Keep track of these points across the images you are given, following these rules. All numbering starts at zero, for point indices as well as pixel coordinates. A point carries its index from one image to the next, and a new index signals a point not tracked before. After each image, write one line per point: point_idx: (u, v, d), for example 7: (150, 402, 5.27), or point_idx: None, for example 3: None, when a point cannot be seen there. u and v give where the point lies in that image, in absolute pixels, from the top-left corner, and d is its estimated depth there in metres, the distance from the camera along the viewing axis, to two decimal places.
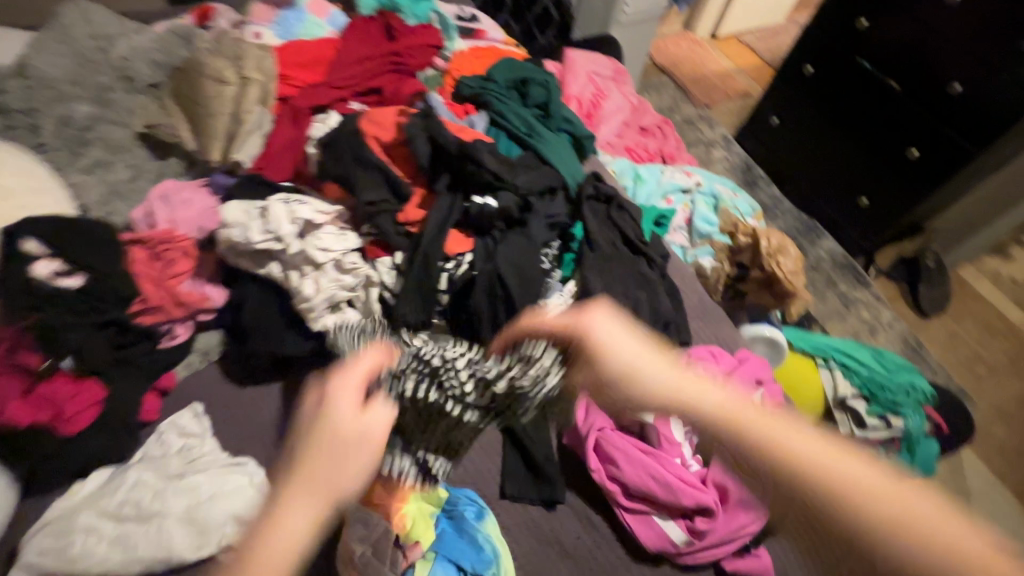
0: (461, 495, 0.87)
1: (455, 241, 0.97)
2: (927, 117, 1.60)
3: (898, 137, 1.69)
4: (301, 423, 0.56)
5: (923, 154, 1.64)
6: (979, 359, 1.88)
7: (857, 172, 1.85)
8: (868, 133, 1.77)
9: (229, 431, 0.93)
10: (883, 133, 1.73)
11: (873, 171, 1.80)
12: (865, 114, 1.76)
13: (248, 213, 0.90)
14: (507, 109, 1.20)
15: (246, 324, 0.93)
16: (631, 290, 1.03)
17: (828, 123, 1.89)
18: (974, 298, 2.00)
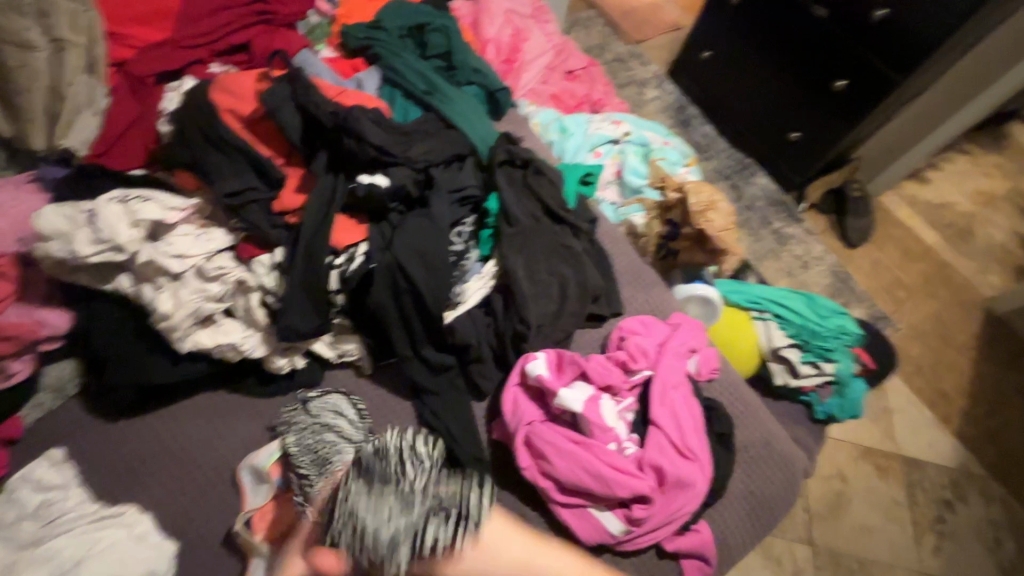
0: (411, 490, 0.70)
1: (344, 230, 0.83)
2: (852, 43, 1.54)
3: (828, 66, 1.62)
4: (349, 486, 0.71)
5: (851, 86, 1.59)
6: (899, 284, 1.93)
7: (787, 104, 1.79)
8: (799, 66, 1.70)
9: (104, 474, 0.79)
10: (812, 66, 1.66)
11: (801, 102, 1.74)
12: (794, 45, 1.68)
13: (70, 220, 0.72)
14: (402, 63, 1.03)
15: (100, 352, 0.78)
16: (555, 267, 0.94)
17: (758, 56, 1.80)
18: (895, 224, 2.04)
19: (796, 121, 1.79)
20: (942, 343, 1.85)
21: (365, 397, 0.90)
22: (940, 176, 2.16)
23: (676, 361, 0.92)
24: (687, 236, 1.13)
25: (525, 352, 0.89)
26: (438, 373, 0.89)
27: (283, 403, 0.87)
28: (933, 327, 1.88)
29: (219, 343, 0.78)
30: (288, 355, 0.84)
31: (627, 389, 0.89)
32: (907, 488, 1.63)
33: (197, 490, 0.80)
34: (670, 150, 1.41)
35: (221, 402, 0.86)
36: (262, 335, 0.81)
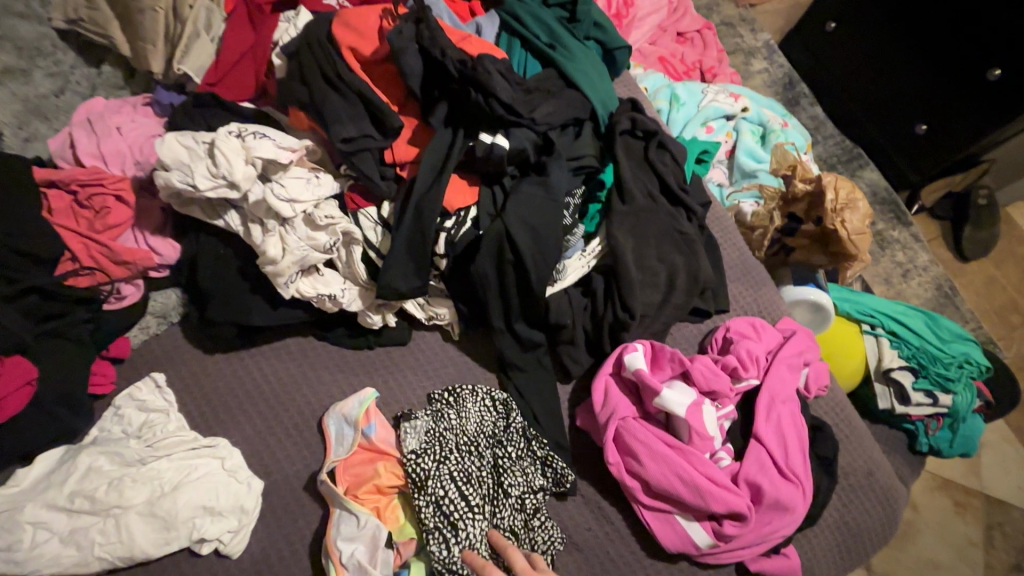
0: (465, 420, 0.80)
1: (456, 192, 0.79)
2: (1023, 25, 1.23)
3: (979, 48, 1.32)
4: (428, 462, 0.74)
5: (1007, 75, 1.28)
6: (1012, 307, 1.67)
7: (914, 91, 1.47)
8: (940, 44, 1.38)
9: (199, 403, 0.81)
10: (959, 46, 1.35)
11: (934, 93, 1.43)
12: (942, 14, 1.36)
13: (189, 150, 0.70)
14: (524, 9, 0.94)
15: (203, 286, 0.78)
16: (666, 252, 0.86)
17: (893, 25, 1.47)
18: (1020, 241, 1.76)
19: (927, 109, 1.46)
20: None
21: (450, 362, 0.88)
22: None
23: (787, 374, 0.84)
24: (811, 232, 1.02)
25: (624, 342, 0.83)
26: (527, 350, 0.85)
27: (370, 357, 0.87)
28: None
29: (320, 292, 0.76)
30: (380, 312, 0.82)
31: (731, 396, 0.82)
32: (989, 535, 1.43)
33: (283, 433, 0.81)
34: (792, 134, 1.26)
35: (310, 348, 0.86)
36: (360, 290, 0.80)
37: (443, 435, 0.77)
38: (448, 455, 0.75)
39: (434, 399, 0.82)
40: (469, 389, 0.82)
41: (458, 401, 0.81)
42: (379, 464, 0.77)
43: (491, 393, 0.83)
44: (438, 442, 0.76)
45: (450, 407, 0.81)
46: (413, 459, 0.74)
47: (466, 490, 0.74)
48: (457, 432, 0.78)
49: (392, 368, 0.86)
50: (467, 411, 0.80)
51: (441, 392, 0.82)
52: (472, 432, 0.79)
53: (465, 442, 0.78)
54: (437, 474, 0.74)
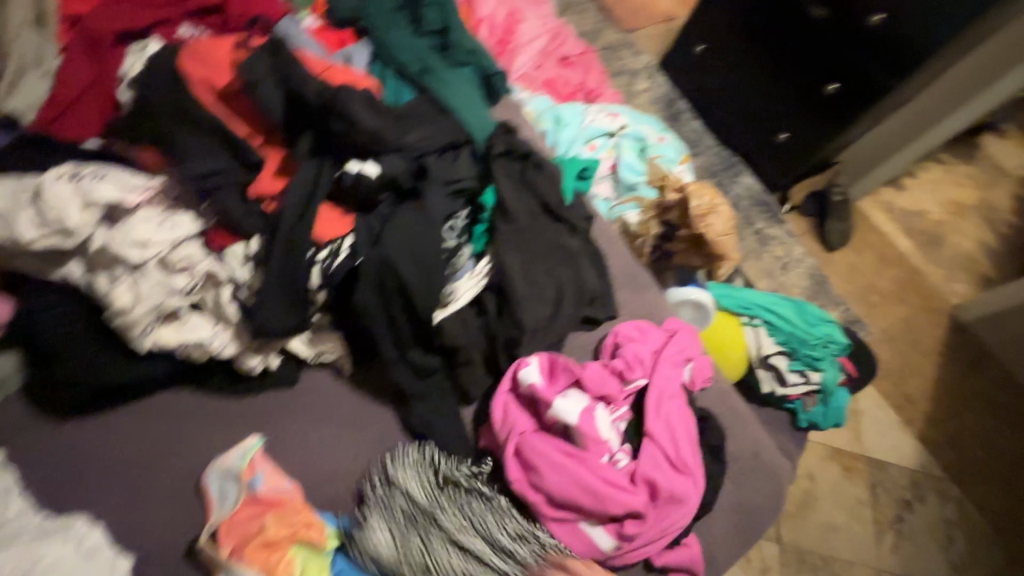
0: (409, 485, 0.77)
1: (328, 223, 0.75)
2: (846, 46, 1.37)
3: (806, 71, 1.48)
4: (406, 538, 0.74)
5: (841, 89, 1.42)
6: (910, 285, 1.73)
7: (769, 104, 1.61)
8: (779, 69, 1.55)
9: (47, 479, 0.71)
10: (801, 67, 1.49)
11: (786, 107, 1.57)
12: (784, 41, 1.50)
13: (15, 198, 0.65)
14: (394, 39, 0.95)
15: (47, 348, 0.70)
16: (551, 267, 0.89)
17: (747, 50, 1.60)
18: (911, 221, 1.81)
19: (783, 121, 1.60)
20: (963, 360, 1.63)
21: (346, 399, 0.85)
22: (955, 163, 1.90)
23: (672, 371, 0.89)
24: (686, 237, 1.10)
25: (517, 357, 0.85)
26: (426, 377, 0.84)
27: (254, 406, 0.81)
28: (930, 323, 1.67)
29: (185, 341, 0.70)
30: (262, 353, 0.79)
31: (622, 398, 0.86)
32: (881, 495, 1.46)
33: (155, 501, 0.73)
34: (667, 147, 1.32)
35: (185, 404, 0.79)
36: (233, 333, 0.74)
37: (398, 514, 0.75)
38: (423, 530, 0.75)
39: (366, 488, 0.78)
40: (394, 456, 0.80)
41: (390, 480, 0.78)
42: (267, 517, 0.71)
43: (415, 451, 0.80)
44: (403, 521, 0.75)
45: (389, 488, 0.77)
46: (398, 555, 0.72)
47: (461, 545, 0.75)
48: (408, 505, 0.76)
49: (281, 416, 0.81)
50: (406, 485, 0.77)
51: (373, 473, 0.79)
52: (421, 500, 0.76)
53: (427, 509, 0.76)
54: (427, 553, 0.73)
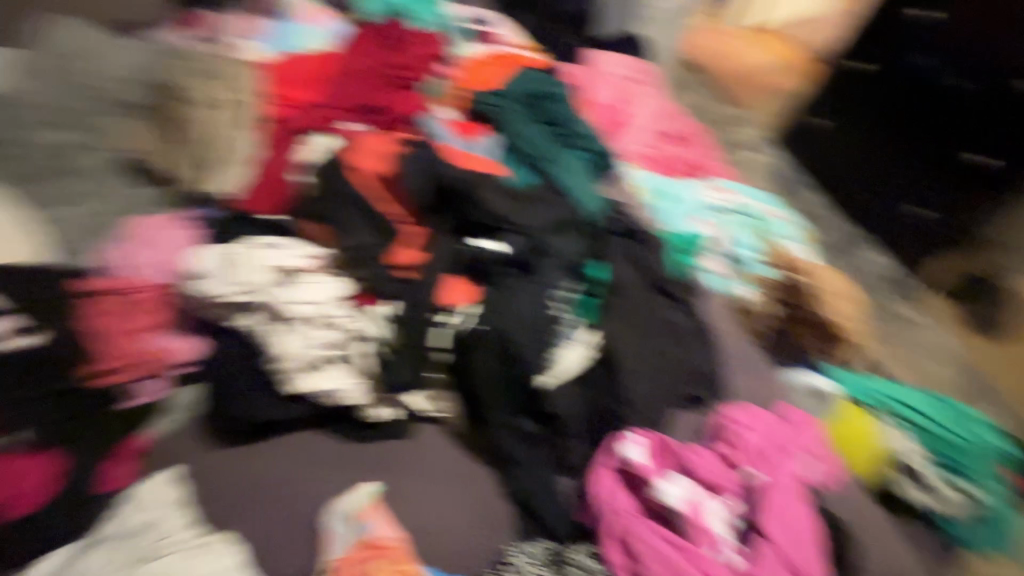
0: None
1: (453, 292, 0.88)
2: (1008, 114, 1.25)
3: (951, 135, 1.34)
4: None
5: (1008, 161, 1.26)
6: None
7: (915, 184, 1.41)
8: (913, 136, 1.41)
9: (204, 501, 0.83)
10: (952, 140, 1.34)
11: (934, 185, 1.38)
12: (925, 117, 1.38)
13: (220, 261, 0.81)
14: (519, 128, 1.07)
15: (225, 381, 0.85)
16: (658, 342, 0.90)
17: (878, 129, 1.47)
18: None
19: (933, 199, 1.38)
20: None
21: (454, 458, 0.89)
22: None
23: (789, 464, 0.83)
24: (811, 321, 1.07)
25: (620, 433, 0.85)
26: (530, 444, 0.86)
27: (370, 454, 0.88)
28: None
29: (321, 388, 0.78)
30: (382, 405, 0.85)
31: (733, 489, 0.81)
32: None
33: (286, 533, 0.81)
34: (783, 224, 1.22)
35: (315, 444, 0.88)
36: (368, 384, 0.83)
37: None
38: None
39: None
40: (510, 553, 0.78)
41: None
42: (374, 562, 0.75)
43: (530, 549, 0.78)
44: None
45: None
46: None
47: None
48: None
49: (397, 467, 0.87)
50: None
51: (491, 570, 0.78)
52: None
53: None
54: None
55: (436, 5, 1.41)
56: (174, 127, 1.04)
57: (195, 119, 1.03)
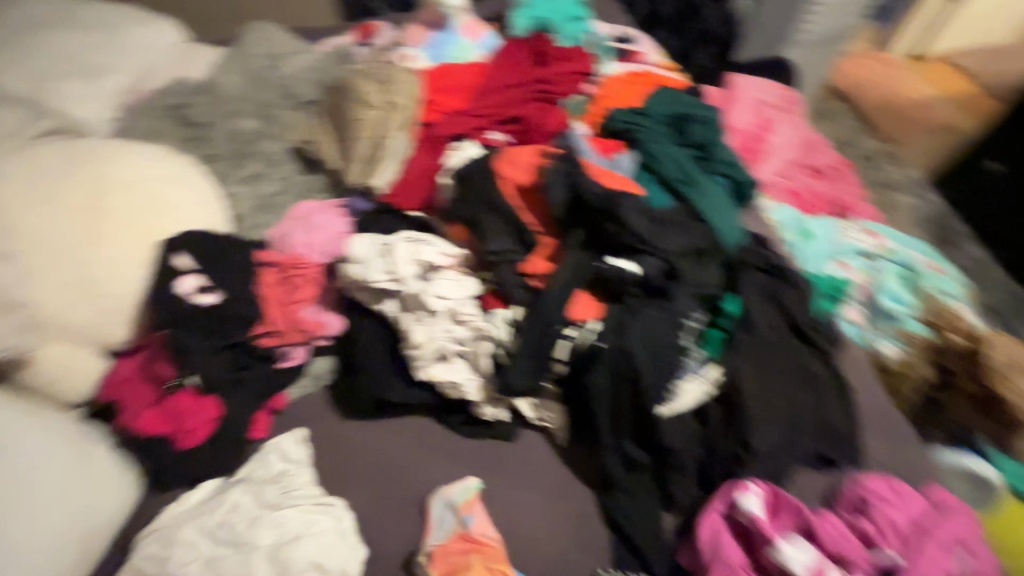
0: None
1: (581, 305, 0.85)
2: None
3: None
4: None
5: None
6: None
7: None
8: None
9: (329, 463, 0.92)
10: None
11: None
12: None
13: (372, 249, 0.87)
14: (660, 148, 1.05)
15: (359, 361, 0.92)
16: (790, 391, 0.84)
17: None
18: None
19: None
20: None
21: (553, 469, 0.91)
22: None
23: (939, 555, 0.73)
24: (971, 394, 0.95)
25: (738, 479, 0.80)
26: (634, 472, 0.85)
27: (477, 449, 0.93)
28: None
29: (447, 379, 0.84)
30: (497, 406, 0.91)
31: (865, 568, 0.72)
32: None
33: (394, 508, 0.88)
34: (938, 278, 1.11)
35: (428, 431, 0.95)
36: (484, 383, 0.86)
37: None
38: None
39: None
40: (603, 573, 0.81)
41: None
42: (473, 556, 0.78)
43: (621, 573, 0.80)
44: None
45: None
46: None
47: None
48: None
49: (500, 467, 0.91)
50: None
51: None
52: None
53: None
54: None
55: (586, 23, 1.44)
56: (335, 122, 1.15)
57: (354, 117, 1.10)
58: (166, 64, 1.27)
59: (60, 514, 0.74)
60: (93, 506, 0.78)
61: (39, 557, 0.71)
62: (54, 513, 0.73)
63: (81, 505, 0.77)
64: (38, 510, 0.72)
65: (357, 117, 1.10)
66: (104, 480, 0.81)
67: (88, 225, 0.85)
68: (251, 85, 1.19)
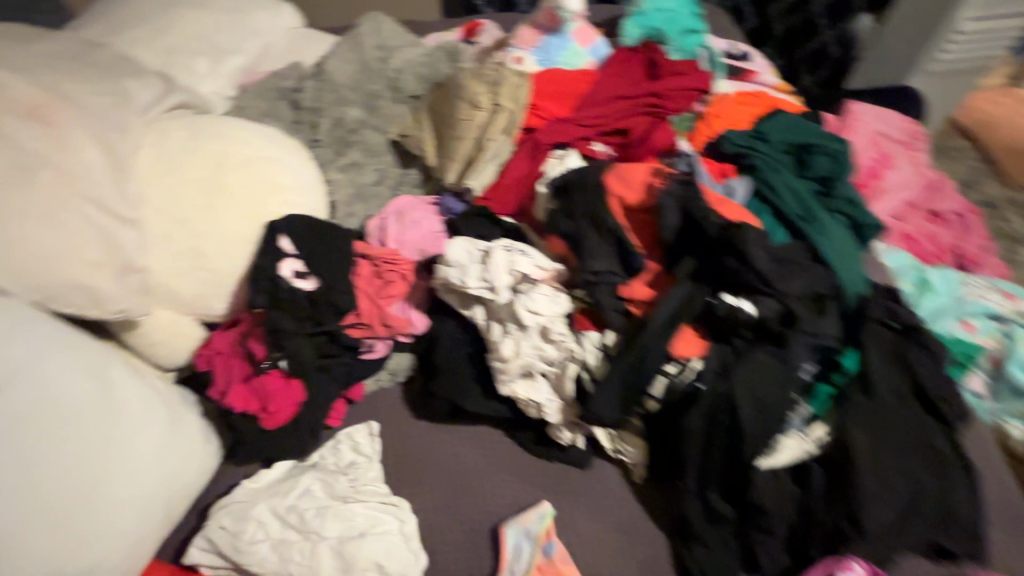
0: None
1: (685, 341, 0.79)
2: None
3: None
4: None
5: None
6: None
7: None
8: None
9: (396, 460, 0.91)
10: None
11: None
12: None
13: (469, 255, 0.85)
14: (778, 179, 0.97)
15: (438, 365, 0.91)
16: (914, 470, 0.74)
17: None
18: None
19: None
20: None
21: (624, 504, 0.86)
22: None
23: None
24: None
25: (842, 556, 0.74)
26: (715, 525, 0.79)
27: (548, 471, 0.89)
28: None
29: (531, 399, 0.81)
30: (572, 430, 0.86)
31: None
32: None
33: (456, 520, 0.85)
34: None
35: (498, 445, 0.92)
36: (564, 406, 0.83)
37: None
38: None
39: None
40: None
41: None
42: None
43: None
44: None
45: None
46: None
47: None
48: None
49: (568, 490, 0.87)
50: None
51: None
52: None
53: None
54: None
55: (701, 35, 1.36)
56: (436, 118, 1.14)
57: (458, 117, 1.08)
58: (282, 49, 1.33)
59: (152, 474, 0.77)
60: (180, 469, 0.81)
61: (129, 513, 0.74)
62: (147, 472, 0.76)
63: (170, 468, 0.79)
64: (133, 467, 0.74)
65: (461, 115, 1.09)
66: (184, 448, 0.82)
67: (207, 199, 0.87)
68: (360, 74, 1.18)
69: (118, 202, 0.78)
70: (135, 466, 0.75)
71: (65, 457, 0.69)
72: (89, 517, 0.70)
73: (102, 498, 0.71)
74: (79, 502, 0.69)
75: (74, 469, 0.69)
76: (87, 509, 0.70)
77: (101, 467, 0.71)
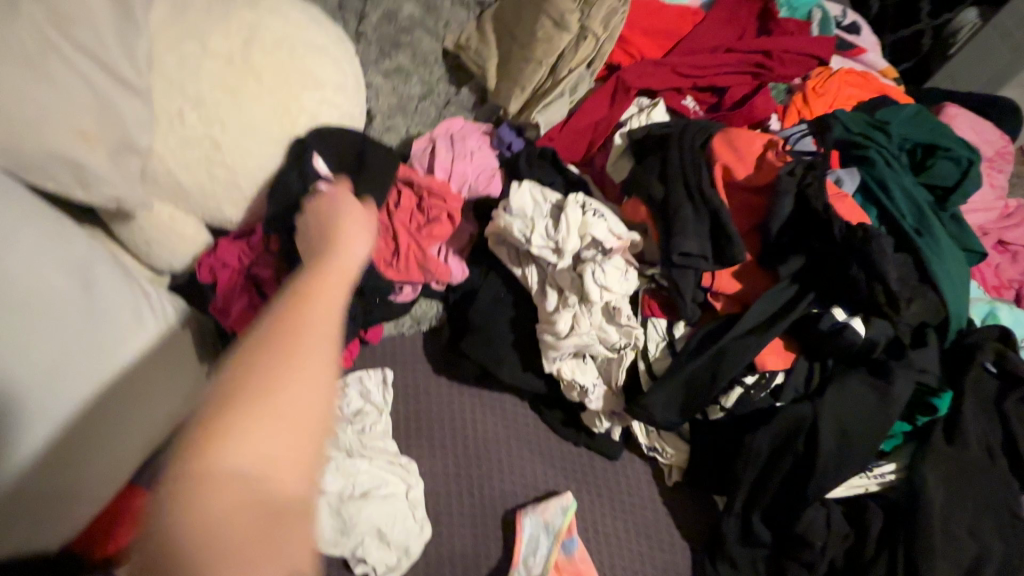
0: None
1: (773, 351, 0.69)
2: None
3: None
4: None
5: None
6: None
7: None
8: None
9: (407, 413, 0.82)
10: None
11: None
12: None
13: (536, 204, 0.72)
14: (894, 176, 0.82)
15: (472, 320, 0.81)
16: (985, 533, 0.67)
17: None
18: None
19: None
20: None
21: (653, 502, 0.80)
22: None
23: None
24: None
25: None
26: (749, 547, 0.72)
27: (572, 455, 0.82)
28: None
29: (579, 381, 0.73)
30: (610, 420, 0.78)
31: None
32: None
33: (467, 495, 0.77)
34: None
35: (522, 418, 0.84)
36: (608, 394, 0.76)
37: None
38: None
39: None
40: None
41: None
42: None
43: None
44: None
45: None
46: None
47: None
48: None
49: (590, 478, 0.81)
50: None
51: None
52: None
53: None
54: None
55: None
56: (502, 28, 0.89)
57: (536, 32, 0.86)
58: None
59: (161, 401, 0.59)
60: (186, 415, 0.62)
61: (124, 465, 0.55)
62: (151, 414, 0.58)
63: (176, 410, 0.61)
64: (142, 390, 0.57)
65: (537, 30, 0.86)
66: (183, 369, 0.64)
67: (234, 80, 0.69)
68: None
69: (121, 61, 0.61)
70: (134, 401, 0.56)
71: (42, 380, 0.49)
72: (66, 463, 0.50)
73: (93, 440, 0.52)
74: (57, 445, 0.50)
75: (58, 397, 0.50)
76: (64, 452, 0.50)
77: (88, 401, 0.52)
